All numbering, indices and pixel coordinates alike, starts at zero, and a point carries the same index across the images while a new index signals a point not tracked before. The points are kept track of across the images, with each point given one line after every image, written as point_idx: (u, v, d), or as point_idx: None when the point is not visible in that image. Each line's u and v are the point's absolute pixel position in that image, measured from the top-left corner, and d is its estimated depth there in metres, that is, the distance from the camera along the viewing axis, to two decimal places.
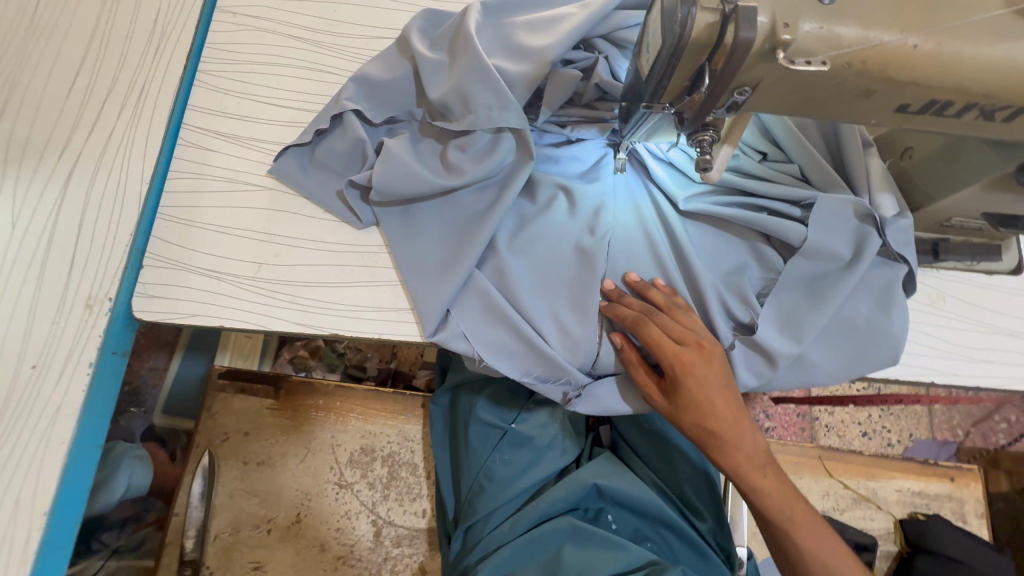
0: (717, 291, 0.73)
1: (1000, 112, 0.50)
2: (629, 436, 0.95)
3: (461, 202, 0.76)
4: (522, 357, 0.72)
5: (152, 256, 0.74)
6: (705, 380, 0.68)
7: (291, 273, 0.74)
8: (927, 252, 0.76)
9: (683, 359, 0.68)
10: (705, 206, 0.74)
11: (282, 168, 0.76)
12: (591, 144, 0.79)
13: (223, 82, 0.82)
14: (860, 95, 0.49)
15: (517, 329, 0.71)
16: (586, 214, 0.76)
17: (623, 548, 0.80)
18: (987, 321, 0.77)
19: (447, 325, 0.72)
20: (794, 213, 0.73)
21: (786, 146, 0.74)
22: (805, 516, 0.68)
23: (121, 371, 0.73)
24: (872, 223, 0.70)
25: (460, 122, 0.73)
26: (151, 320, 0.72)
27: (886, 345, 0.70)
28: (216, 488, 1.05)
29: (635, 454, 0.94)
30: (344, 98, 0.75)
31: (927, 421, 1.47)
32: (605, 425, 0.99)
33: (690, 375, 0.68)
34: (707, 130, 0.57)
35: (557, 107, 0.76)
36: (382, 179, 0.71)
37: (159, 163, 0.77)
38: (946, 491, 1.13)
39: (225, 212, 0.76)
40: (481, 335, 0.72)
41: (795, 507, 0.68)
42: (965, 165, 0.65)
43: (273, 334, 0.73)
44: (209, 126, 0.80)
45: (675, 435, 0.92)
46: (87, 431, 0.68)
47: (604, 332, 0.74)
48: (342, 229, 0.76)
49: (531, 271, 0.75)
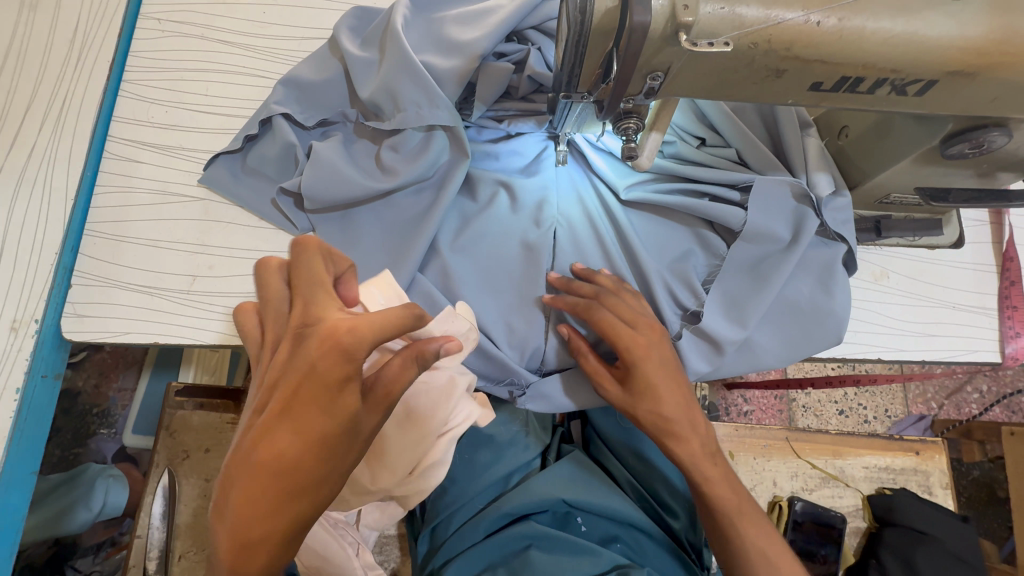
0: (662, 277, 0.73)
1: (912, 85, 0.50)
2: (605, 433, 0.92)
3: (400, 204, 0.74)
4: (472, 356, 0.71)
5: (81, 275, 0.71)
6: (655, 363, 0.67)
7: (227, 285, 0.72)
8: (870, 229, 0.77)
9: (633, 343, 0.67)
10: (646, 195, 0.73)
11: (214, 177, 0.75)
12: (531, 137, 0.78)
13: (151, 92, 0.80)
14: (771, 75, 0.49)
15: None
16: (530, 208, 0.74)
17: (591, 553, 0.75)
18: (931, 295, 0.77)
19: None
20: (734, 197, 0.72)
21: (723, 130, 0.74)
22: (750, 502, 0.69)
23: (54, 394, 0.71)
24: (809, 203, 0.71)
25: (390, 122, 0.71)
26: (82, 341, 0.69)
27: (830, 325, 0.71)
28: (178, 508, 1.03)
29: (608, 451, 0.92)
30: (273, 102, 0.74)
31: (903, 395, 1.49)
32: (575, 420, 1.00)
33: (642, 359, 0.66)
34: (630, 117, 0.56)
35: (491, 101, 0.74)
36: (311, 184, 0.70)
37: (85, 177, 0.74)
38: (913, 465, 1.15)
39: (156, 225, 0.74)
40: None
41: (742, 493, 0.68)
42: (893, 141, 0.65)
43: (210, 347, 0.71)
44: (137, 137, 0.78)
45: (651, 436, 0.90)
46: (13, 461, 0.66)
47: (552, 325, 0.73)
48: (279, 236, 0.75)
49: (476, 270, 0.73)
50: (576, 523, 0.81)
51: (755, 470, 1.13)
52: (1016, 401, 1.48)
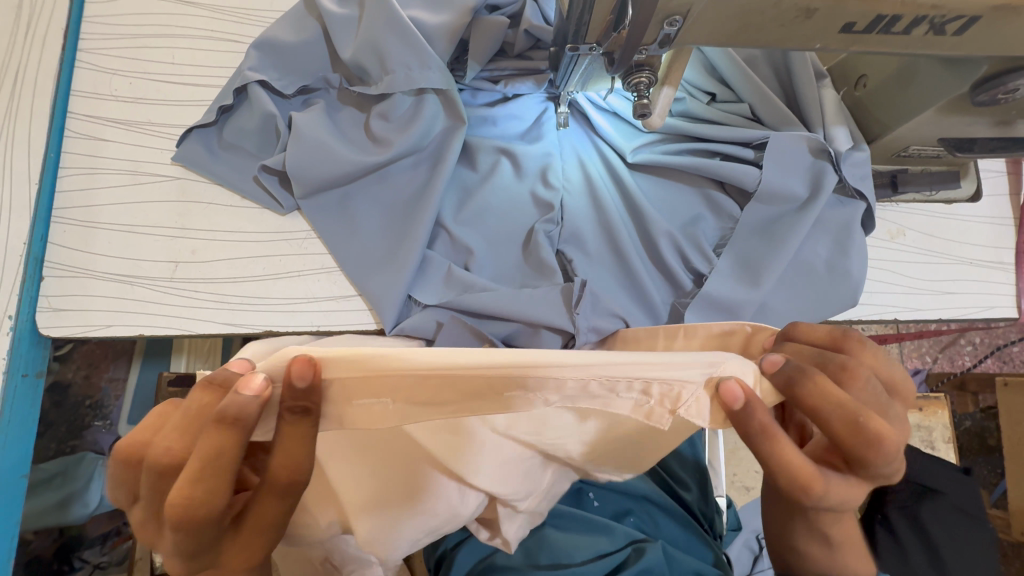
0: (675, 243, 0.69)
1: (952, 23, 0.46)
2: None
3: (394, 178, 0.69)
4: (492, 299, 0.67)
5: (54, 266, 0.67)
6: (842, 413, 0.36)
7: (212, 270, 0.68)
8: (886, 184, 0.73)
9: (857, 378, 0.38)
10: (653, 156, 0.69)
11: (188, 154, 0.69)
12: (529, 98, 0.72)
13: (112, 61, 0.73)
14: (800, 16, 0.45)
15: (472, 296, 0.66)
16: (533, 176, 0.70)
17: (606, 530, 0.74)
18: (948, 252, 0.75)
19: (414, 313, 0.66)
20: (747, 155, 0.69)
21: (734, 83, 0.69)
22: None
23: (37, 394, 0.67)
24: (827, 157, 0.67)
25: (377, 86, 0.66)
26: (61, 336, 0.65)
27: (847, 286, 0.68)
28: None
29: None
30: (246, 68, 0.67)
31: (898, 351, 1.50)
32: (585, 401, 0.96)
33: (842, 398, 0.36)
34: (642, 70, 0.51)
35: (485, 61, 0.69)
36: (297, 161, 0.65)
37: (47, 159, 0.68)
38: (915, 421, 1.16)
39: (130, 209, 0.69)
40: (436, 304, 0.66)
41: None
42: (917, 88, 0.61)
43: (200, 337, 0.67)
44: (100, 114, 0.71)
45: None
46: (3, 464, 0.63)
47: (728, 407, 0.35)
48: (264, 216, 0.70)
49: (483, 244, 0.69)
50: (589, 498, 0.80)
51: None
52: (1009, 352, 1.49)
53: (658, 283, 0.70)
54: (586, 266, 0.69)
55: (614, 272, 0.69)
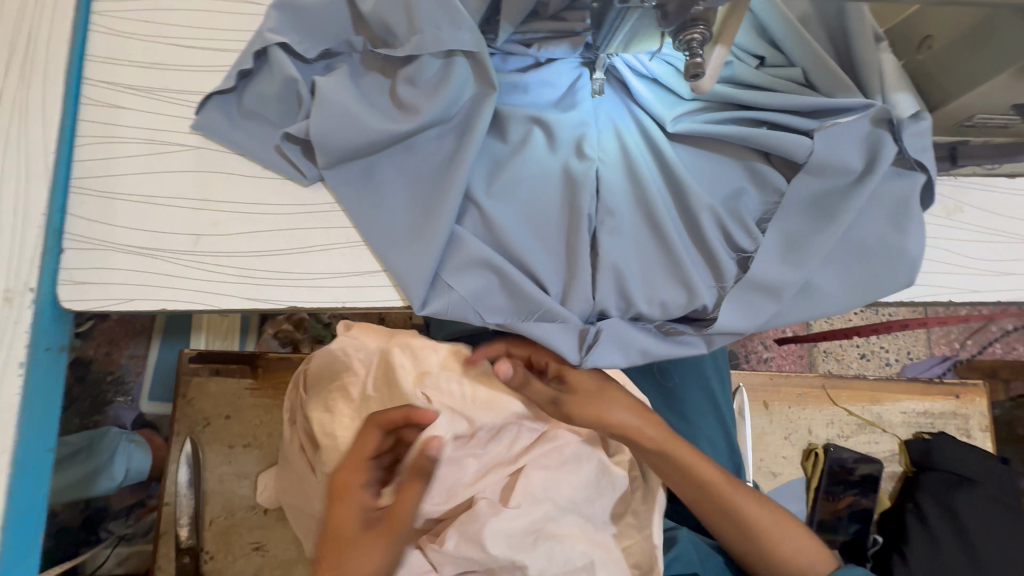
0: (717, 217, 0.65)
1: None
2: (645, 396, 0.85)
3: (421, 149, 0.66)
4: (525, 278, 0.63)
5: (74, 238, 0.65)
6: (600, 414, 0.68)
7: (235, 243, 0.66)
8: (946, 157, 0.68)
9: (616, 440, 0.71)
10: (695, 126, 0.65)
11: (207, 122, 0.66)
12: (563, 64, 0.68)
13: (127, 24, 0.70)
14: None
15: (502, 271, 0.63)
16: (567, 147, 0.66)
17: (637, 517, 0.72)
18: (1011, 230, 0.70)
19: (439, 289, 0.64)
20: (799, 125, 0.63)
21: (785, 46, 0.65)
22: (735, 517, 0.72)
23: (61, 368, 0.66)
24: (887, 126, 0.63)
25: (405, 49, 0.62)
26: (83, 310, 0.64)
27: (901, 265, 0.64)
28: (204, 473, 1.01)
29: None
30: (267, 29, 0.64)
31: (926, 337, 1.46)
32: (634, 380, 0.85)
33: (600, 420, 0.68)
34: (696, 26, 0.47)
35: (519, 22, 0.65)
36: (320, 130, 0.62)
37: (64, 127, 0.66)
38: (952, 408, 1.12)
39: (149, 179, 0.66)
40: (464, 279, 0.63)
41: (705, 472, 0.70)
42: (993, 49, 0.57)
43: (223, 313, 0.65)
44: (116, 80, 0.68)
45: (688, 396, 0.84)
46: (30, 437, 0.62)
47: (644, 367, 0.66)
48: (287, 187, 0.67)
49: (515, 218, 0.65)
50: None
51: (789, 419, 1.10)
52: None
53: (698, 261, 0.66)
54: (623, 244, 0.65)
55: (651, 249, 0.66)
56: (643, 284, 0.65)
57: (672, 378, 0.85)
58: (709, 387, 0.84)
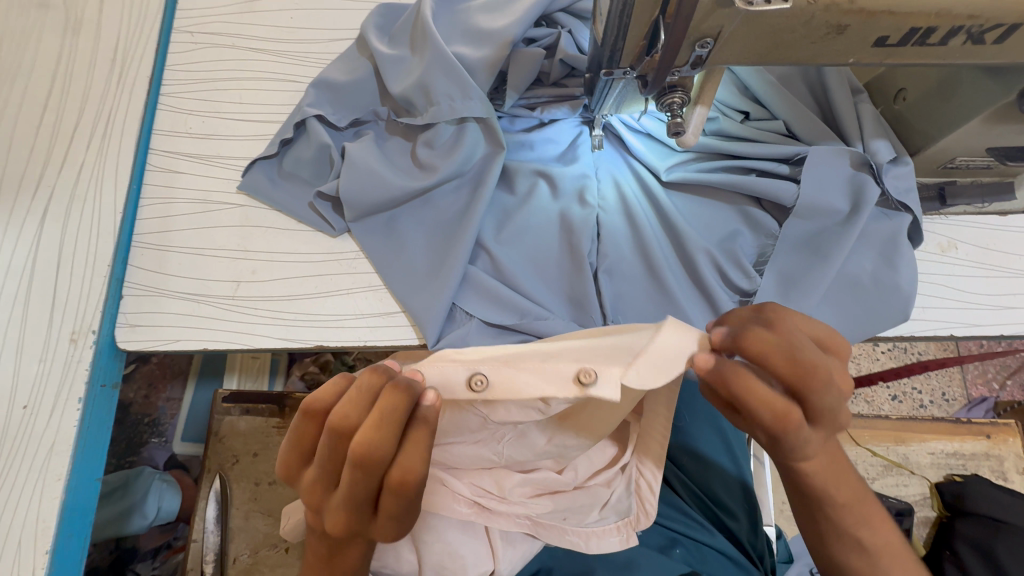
0: (711, 256, 0.69)
1: (991, 32, 0.46)
2: None
3: (438, 202, 0.73)
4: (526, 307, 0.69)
5: (132, 285, 0.73)
6: (838, 405, 0.44)
7: (270, 289, 0.73)
8: (933, 197, 0.72)
9: (651, 413, 0.58)
10: (688, 175, 0.70)
11: (252, 183, 0.76)
12: (565, 123, 0.76)
13: (188, 103, 0.81)
14: (831, 32, 0.46)
15: (509, 304, 0.68)
16: (570, 197, 0.72)
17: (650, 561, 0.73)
18: (1005, 264, 0.72)
19: (451, 330, 0.69)
20: (783, 171, 0.69)
21: (767, 101, 0.71)
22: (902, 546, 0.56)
23: (114, 403, 0.72)
24: (868, 170, 0.66)
25: (423, 116, 0.71)
26: (136, 349, 0.71)
27: (896, 301, 0.66)
28: (230, 511, 1.06)
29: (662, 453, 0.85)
30: (306, 104, 0.74)
31: (961, 377, 1.41)
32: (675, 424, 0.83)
33: (821, 420, 0.44)
34: (675, 91, 0.53)
35: (523, 89, 0.73)
36: (349, 188, 0.70)
37: (131, 191, 0.76)
38: (984, 449, 1.08)
39: (199, 234, 0.75)
40: (479, 308, 0.69)
41: (845, 489, 0.53)
42: (960, 99, 0.60)
43: (257, 351, 0.72)
44: (177, 149, 0.79)
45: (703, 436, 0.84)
46: (81, 466, 0.67)
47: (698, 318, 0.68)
48: (317, 238, 0.75)
49: (524, 262, 0.71)
50: None
51: None
52: None
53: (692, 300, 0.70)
54: (619, 283, 0.70)
55: (646, 284, 0.70)
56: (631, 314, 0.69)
57: (683, 416, 0.85)
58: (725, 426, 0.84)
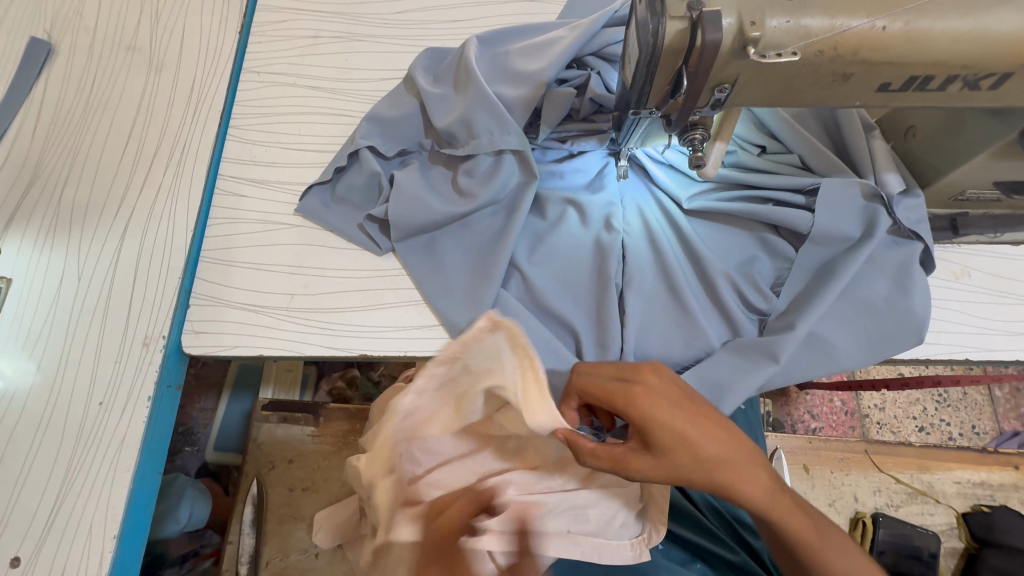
0: (729, 277, 0.74)
1: (985, 80, 0.51)
2: None
3: (476, 226, 0.80)
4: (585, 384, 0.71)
5: (198, 296, 0.81)
6: (686, 421, 0.53)
7: (321, 301, 0.80)
8: (946, 227, 0.75)
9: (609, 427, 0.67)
10: (709, 204, 0.75)
11: (307, 206, 0.83)
12: (592, 155, 0.82)
13: (253, 135, 0.91)
14: (837, 79, 0.51)
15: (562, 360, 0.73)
16: (597, 222, 0.78)
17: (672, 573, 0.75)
18: (1019, 292, 0.75)
19: None
20: (799, 201, 0.73)
21: (783, 136, 0.76)
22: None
23: (176, 403, 0.79)
24: (879, 201, 0.71)
25: (465, 148, 0.78)
26: (199, 354, 0.78)
27: (910, 325, 0.69)
28: (265, 515, 1.11)
29: None
30: (358, 136, 0.82)
31: (992, 411, 1.40)
32: None
33: (675, 433, 0.52)
34: (696, 129, 0.59)
35: (556, 123, 0.80)
36: (396, 212, 0.77)
37: (200, 211, 0.85)
38: (1012, 481, 1.07)
39: (259, 250, 0.83)
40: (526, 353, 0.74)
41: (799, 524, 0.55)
42: (965, 137, 0.65)
43: (307, 359, 0.78)
44: (241, 175, 0.88)
45: None
46: (146, 460, 0.74)
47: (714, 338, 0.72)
48: (364, 256, 0.82)
49: (554, 282, 0.77)
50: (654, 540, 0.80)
51: (833, 485, 1.08)
52: None
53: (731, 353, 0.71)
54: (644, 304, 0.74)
55: (673, 314, 0.74)
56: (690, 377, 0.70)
57: None
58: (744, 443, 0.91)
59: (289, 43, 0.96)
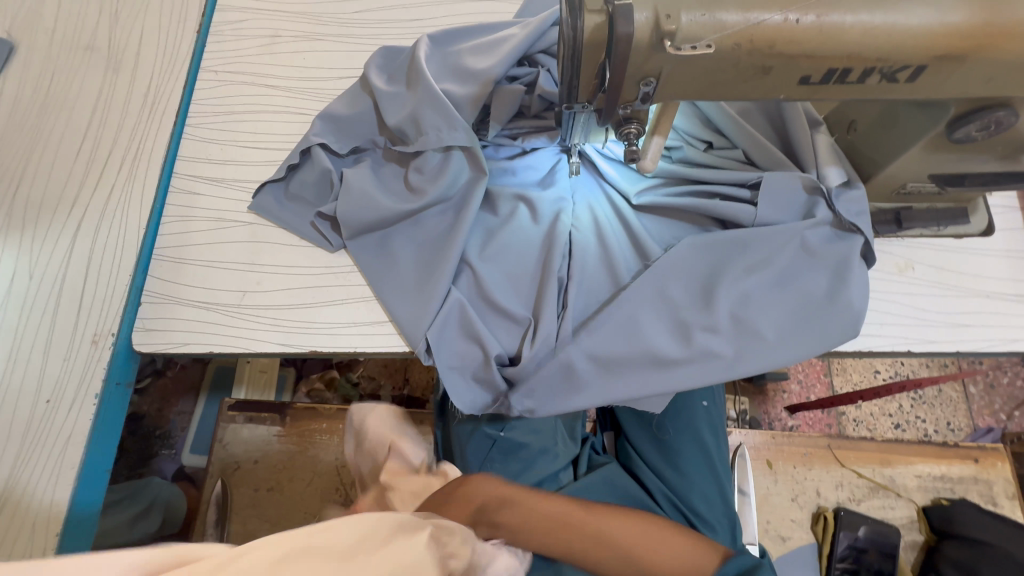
0: (671, 273, 0.73)
1: (902, 72, 0.52)
2: (642, 448, 0.91)
3: (426, 223, 0.80)
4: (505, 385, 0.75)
5: (150, 294, 0.81)
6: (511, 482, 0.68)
7: (273, 298, 0.80)
8: (890, 222, 0.76)
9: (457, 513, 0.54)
10: (656, 199, 0.76)
11: (261, 204, 0.84)
12: (545, 152, 0.83)
13: (209, 133, 0.91)
14: (758, 72, 0.52)
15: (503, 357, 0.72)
16: (548, 218, 0.79)
17: None
18: (963, 284, 0.76)
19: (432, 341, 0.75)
20: (744, 195, 0.75)
21: (728, 132, 0.77)
22: None
23: (126, 401, 0.79)
24: (820, 194, 0.73)
25: (415, 145, 0.79)
26: (150, 351, 0.78)
27: (848, 317, 0.70)
28: (230, 515, 1.10)
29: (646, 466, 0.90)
30: (312, 134, 0.83)
31: (966, 408, 1.41)
32: (655, 439, 0.90)
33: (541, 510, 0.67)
34: (630, 123, 0.59)
35: (506, 121, 0.81)
36: (346, 209, 0.78)
37: (154, 210, 0.85)
38: (972, 473, 1.08)
39: (212, 248, 0.83)
40: (469, 351, 0.74)
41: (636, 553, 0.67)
42: (899, 130, 0.66)
43: (257, 355, 0.78)
44: (197, 173, 0.88)
45: (683, 448, 0.89)
46: (94, 456, 0.74)
47: (660, 335, 0.72)
48: (317, 253, 0.82)
49: (504, 277, 0.77)
50: None
51: (796, 480, 1.08)
52: None
53: (666, 334, 0.72)
54: (589, 297, 0.75)
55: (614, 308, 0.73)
56: (627, 379, 0.72)
57: (667, 430, 0.90)
58: (705, 438, 0.90)
59: (249, 43, 0.97)
